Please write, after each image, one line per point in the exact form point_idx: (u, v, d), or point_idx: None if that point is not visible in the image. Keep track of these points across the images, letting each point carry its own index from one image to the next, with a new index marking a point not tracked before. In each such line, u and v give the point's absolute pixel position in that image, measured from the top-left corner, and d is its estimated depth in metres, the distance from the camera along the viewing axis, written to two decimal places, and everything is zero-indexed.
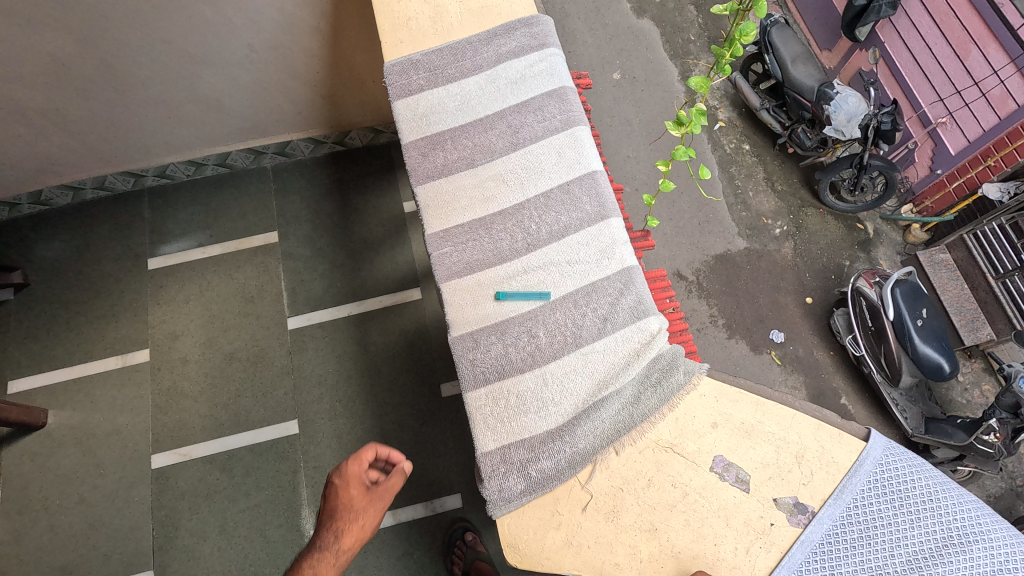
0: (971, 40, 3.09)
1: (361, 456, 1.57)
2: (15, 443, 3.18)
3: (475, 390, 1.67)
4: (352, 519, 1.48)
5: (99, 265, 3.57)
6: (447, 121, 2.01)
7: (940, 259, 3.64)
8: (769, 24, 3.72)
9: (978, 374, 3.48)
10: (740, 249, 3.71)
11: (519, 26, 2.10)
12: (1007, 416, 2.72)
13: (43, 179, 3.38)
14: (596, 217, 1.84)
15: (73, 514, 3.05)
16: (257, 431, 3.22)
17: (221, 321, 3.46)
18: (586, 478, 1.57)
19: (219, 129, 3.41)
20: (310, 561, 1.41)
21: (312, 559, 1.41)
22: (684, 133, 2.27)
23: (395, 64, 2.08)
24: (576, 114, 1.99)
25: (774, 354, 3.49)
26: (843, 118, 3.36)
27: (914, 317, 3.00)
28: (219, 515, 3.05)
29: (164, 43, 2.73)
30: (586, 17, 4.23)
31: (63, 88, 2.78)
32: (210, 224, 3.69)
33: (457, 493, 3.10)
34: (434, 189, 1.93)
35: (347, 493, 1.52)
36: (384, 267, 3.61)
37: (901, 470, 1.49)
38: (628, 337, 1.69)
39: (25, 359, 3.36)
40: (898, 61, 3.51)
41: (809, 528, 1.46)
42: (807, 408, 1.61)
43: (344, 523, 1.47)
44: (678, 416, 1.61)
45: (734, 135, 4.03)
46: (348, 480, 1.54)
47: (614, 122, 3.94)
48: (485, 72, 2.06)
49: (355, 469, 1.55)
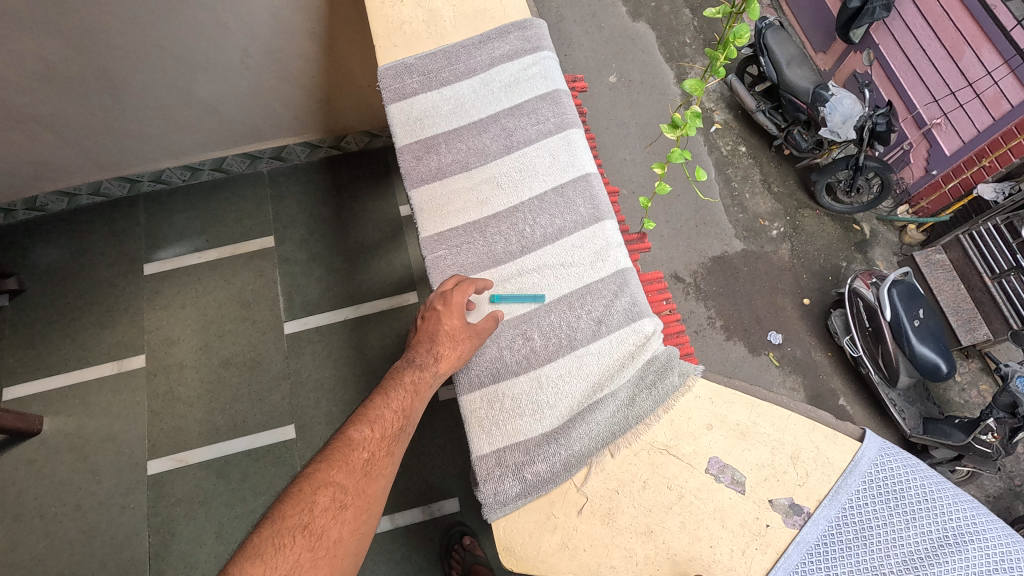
0: (964, 41, 3.11)
1: (463, 286, 1.67)
2: (11, 450, 3.17)
3: (470, 394, 1.68)
4: (449, 346, 1.62)
5: (94, 271, 3.57)
6: (441, 125, 2.03)
7: (936, 259, 3.65)
8: (763, 25, 3.70)
9: (975, 374, 3.50)
10: (737, 250, 3.72)
11: (513, 29, 2.11)
12: (1005, 415, 2.72)
13: (38, 185, 3.37)
14: (591, 219, 1.85)
15: (69, 521, 3.03)
16: (253, 437, 3.21)
17: (218, 326, 3.45)
18: (582, 480, 1.57)
19: (215, 134, 3.41)
20: (411, 374, 1.55)
21: (413, 373, 1.55)
22: (680, 135, 2.27)
23: (389, 68, 2.08)
24: (569, 117, 1.99)
25: (772, 356, 3.49)
26: (838, 119, 3.38)
27: (910, 317, 3.01)
28: (216, 521, 3.04)
29: (158, 48, 2.73)
30: (582, 20, 4.25)
31: (58, 94, 2.78)
32: (206, 229, 3.69)
33: (454, 497, 3.09)
34: (429, 193, 1.94)
35: (447, 319, 1.63)
36: (380, 271, 3.61)
37: (896, 470, 1.49)
38: (623, 339, 1.70)
39: (20, 366, 3.34)
40: (893, 63, 3.52)
41: (805, 529, 1.46)
42: (802, 408, 1.61)
43: (440, 348, 1.60)
44: (673, 418, 1.60)
45: (730, 137, 4.05)
46: (450, 306, 1.64)
47: (610, 125, 3.96)
48: (479, 76, 2.07)
49: (458, 296, 1.65)
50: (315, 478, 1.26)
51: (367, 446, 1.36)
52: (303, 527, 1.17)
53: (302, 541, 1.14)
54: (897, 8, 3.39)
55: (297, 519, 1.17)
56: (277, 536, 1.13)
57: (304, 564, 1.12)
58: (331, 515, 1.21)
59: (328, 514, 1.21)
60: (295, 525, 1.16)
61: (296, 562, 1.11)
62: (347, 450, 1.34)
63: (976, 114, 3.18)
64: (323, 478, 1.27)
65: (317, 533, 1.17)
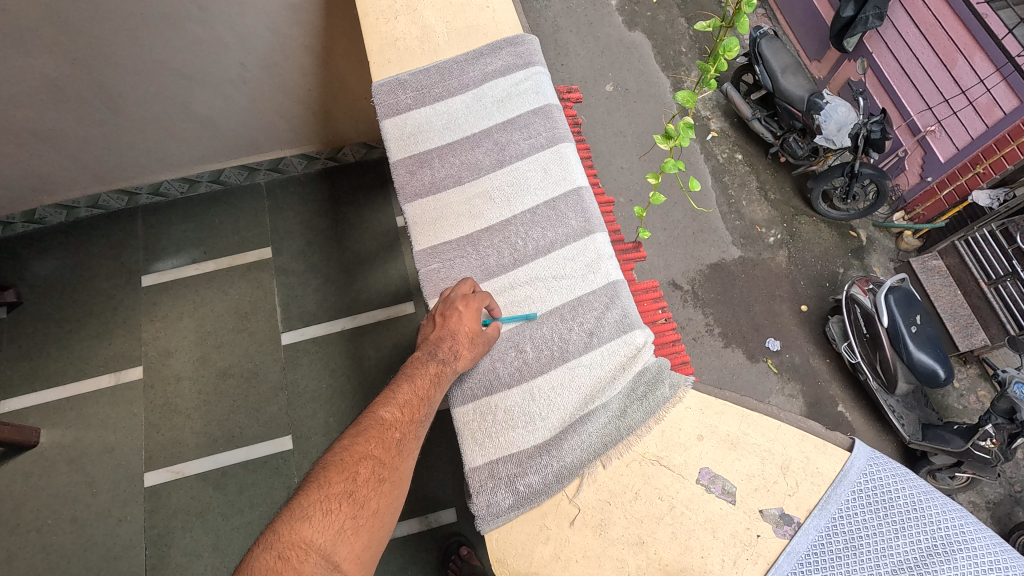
0: (957, 50, 3.14)
1: (484, 296, 1.71)
2: (7, 462, 3.17)
3: (463, 406, 1.69)
4: (470, 348, 1.65)
5: (92, 283, 3.58)
6: (434, 140, 2.06)
7: (932, 265, 3.68)
8: (758, 35, 3.78)
9: (973, 380, 3.51)
10: (734, 258, 3.74)
11: (505, 45, 2.14)
12: (1003, 421, 2.75)
13: (37, 198, 3.40)
14: (582, 232, 1.87)
15: (65, 534, 3.03)
16: (250, 448, 3.22)
17: (215, 337, 3.46)
18: (574, 492, 1.58)
19: (213, 147, 3.44)
20: (434, 363, 1.58)
21: (437, 360, 1.59)
22: (673, 146, 2.25)
23: (383, 83, 2.11)
24: (560, 131, 2.02)
25: (771, 363, 3.50)
26: (833, 127, 3.41)
27: (907, 324, 3.04)
28: (212, 533, 3.03)
29: (156, 63, 2.76)
30: (578, 30, 4.29)
31: (57, 109, 2.81)
32: (204, 240, 3.71)
33: (451, 507, 3.09)
34: (422, 207, 1.97)
35: (471, 322, 1.65)
36: (377, 281, 3.63)
37: (885, 480, 1.50)
38: (614, 351, 1.71)
39: (18, 378, 3.35)
40: (887, 71, 3.57)
41: (795, 539, 1.47)
42: (791, 419, 1.62)
43: (462, 347, 1.63)
44: (664, 429, 1.62)
45: (727, 145, 4.08)
46: (473, 310, 1.67)
47: (607, 134, 3.99)
48: (472, 91, 2.10)
49: (480, 303, 1.68)
50: (353, 452, 1.33)
51: (398, 426, 1.43)
52: (348, 494, 1.24)
53: (346, 508, 1.22)
54: (891, 16, 3.44)
55: (342, 487, 1.24)
56: (325, 501, 1.21)
57: (347, 530, 1.19)
58: (372, 486, 1.28)
59: (369, 485, 1.28)
60: (340, 492, 1.23)
61: (341, 528, 1.18)
62: (380, 429, 1.40)
63: (970, 121, 3.21)
64: (361, 452, 1.33)
65: (359, 502, 1.24)
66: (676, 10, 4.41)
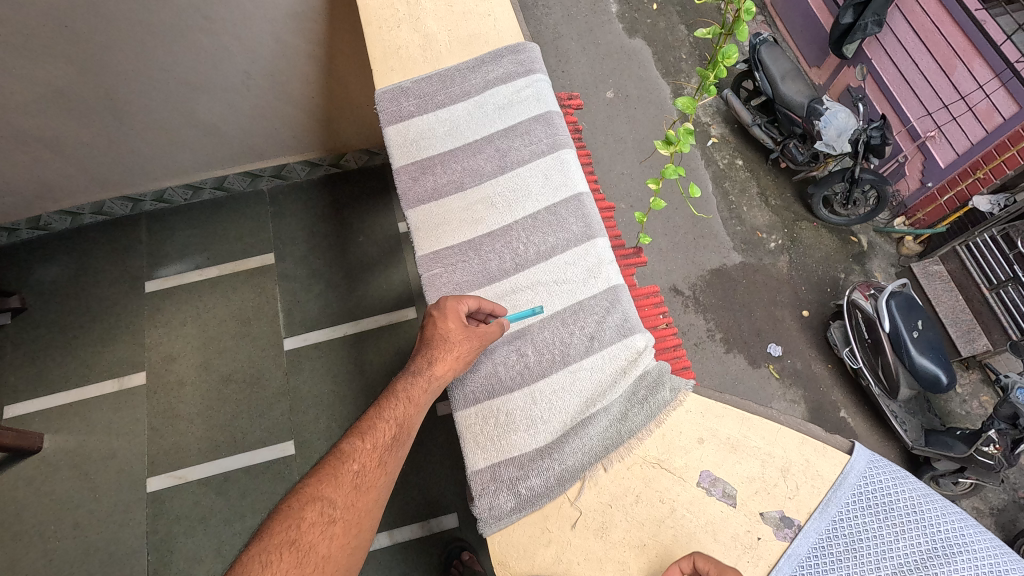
0: (956, 56, 3.17)
1: (466, 298, 1.69)
2: (11, 468, 3.18)
3: (465, 409, 1.71)
4: (453, 354, 1.62)
5: (97, 288, 3.61)
6: (437, 147, 2.08)
7: (933, 271, 3.68)
8: (758, 42, 3.81)
9: (976, 385, 3.52)
10: (736, 263, 3.76)
11: (506, 53, 2.17)
12: (1006, 427, 2.75)
13: (43, 205, 3.43)
14: (583, 237, 1.89)
15: (67, 539, 3.03)
16: (253, 453, 3.22)
17: (219, 343, 3.48)
18: (576, 495, 1.59)
19: (217, 154, 3.48)
20: (405, 385, 1.55)
21: (407, 383, 1.56)
22: (673, 152, 2.26)
23: (386, 91, 2.14)
24: (561, 138, 2.04)
25: (772, 368, 3.51)
26: (833, 132, 3.44)
27: (909, 329, 3.04)
28: (214, 539, 3.03)
29: (162, 71, 2.80)
30: (579, 37, 4.33)
31: (64, 116, 2.85)
32: (207, 246, 3.73)
33: (453, 512, 3.09)
34: (425, 213, 1.99)
35: (449, 327, 1.64)
36: (379, 287, 3.65)
37: (885, 483, 1.51)
38: (615, 355, 1.73)
39: (23, 384, 3.37)
40: (886, 77, 3.60)
41: (795, 542, 1.47)
42: (792, 422, 1.63)
43: (441, 359, 1.60)
44: (665, 432, 1.63)
45: (727, 150, 4.10)
46: (452, 314, 1.65)
47: (608, 140, 4.02)
48: (474, 98, 2.13)
49: (459, 307, 1.67)
50: (304, 495, 1.26)
51: (357, 459, 1.37)
52: (292, 542, 1.16)
53: (289, 557, 1.13)
54: (891, 23, 3.46)
55: (285, 535, 1.17)
56: (266, 552, 1.13)
57: None
58: (320, 529, 1.21)
59: (317, 529, 1.20)
60: (283, 541, 1.16)
61: None
62: (336, 466, 1.34)
63: (970, 127, 3.23)
64: (312, 493, 1.27)
65: (305, 549, 1.16)
66: (676, 17, 4.44)
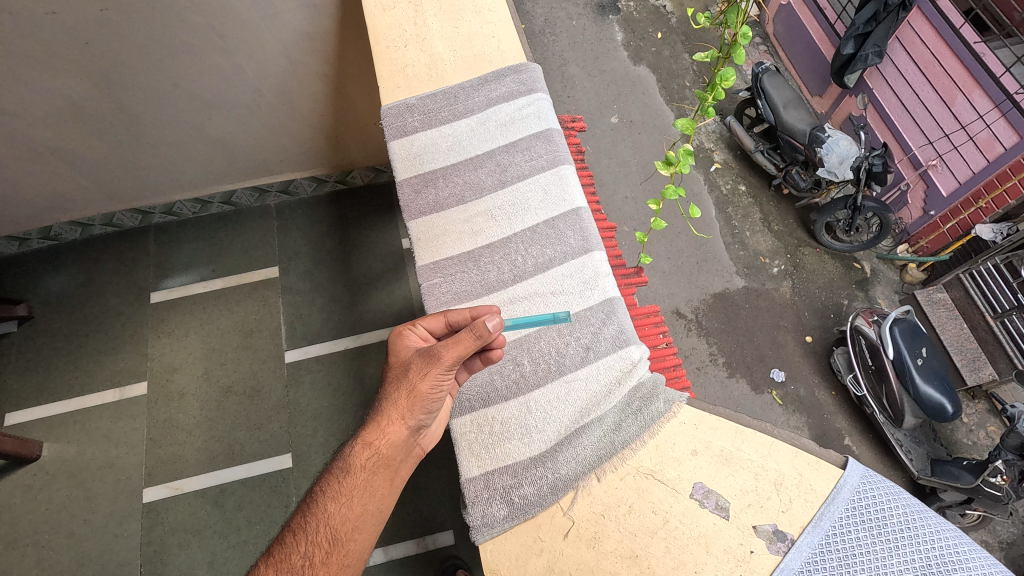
0: (956, 87, 3.21)
1: (418, 323, 1.59)
2: (9, 476, 3.18)
3: (461, 419, 1.73)
4: (399, 399, 1.46)
5: (102, 299, 3.65)
6: (439, 161, 2.14)
7: (937, 298, 3.71)
8: (761, 70, 3.89)
9: (982, 415, 3.49)
10: (738, 287, 3.77)
11: (508, 73, 2.24)
12: (1013, 457, 2.72)
13: (54, 216, 3.50)
14: (580, 250, 1.93)
15: (59, 550, 3.01)
16: (251, 465, 3.22)
17: (221, 355, 3.50)
18: (568, 505, 1.59)
19: (227, 168, 3.55)
20: (333, 478, 1.41)
21: (335, 476, 1.41)
22: (674, 172, 2.27)
23: (391, 107, 2.20)
24: (561, 154, 2.11)
25: (775, 394, 3.50)
26: (834, 159, 3.49)
27: (913, 355, 3.03)
28: (208, 552, 3.01)
29: (177, 88, 2.89)
30: (585, 63, 4.45)
31: (79, 129, 2.93)
32: (213, 260, 3.78)
33: (450, 529, 3.06)
34: (426, 225, 2.03)
35: (393, 370, 1.52)
36: (381, 302, 3.67)
37: (879, 498, 1.51)
38: (611, 365, 1.76)
39: (24, 392, 3.39)
40: (887, 106, 3.67)
41: (788, 556, 1.46)
42: (785, 437, 1.64)
43: (383, 417, 1.45)
44: (658, 444, 1.64)
45: (730, 176, 4.16)
46: (400, 347, 1.55)
47: (612, 163, 4.08)
48: (477, 115, 2.19)
49: (407, 337, 1.56)
50: None
51: None
52: None
53: None
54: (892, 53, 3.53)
55: None
56: None
57: None
58: None
59: None
60: None
61: None
62: None
63: (971, 155, 3.26)
64: None
65: None
66: (679, 46, 4.55)
